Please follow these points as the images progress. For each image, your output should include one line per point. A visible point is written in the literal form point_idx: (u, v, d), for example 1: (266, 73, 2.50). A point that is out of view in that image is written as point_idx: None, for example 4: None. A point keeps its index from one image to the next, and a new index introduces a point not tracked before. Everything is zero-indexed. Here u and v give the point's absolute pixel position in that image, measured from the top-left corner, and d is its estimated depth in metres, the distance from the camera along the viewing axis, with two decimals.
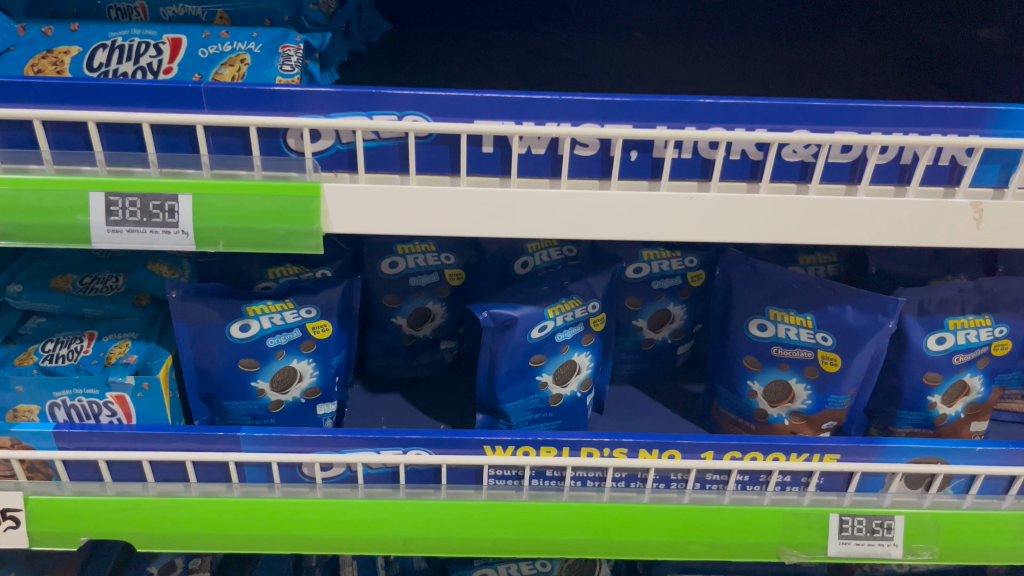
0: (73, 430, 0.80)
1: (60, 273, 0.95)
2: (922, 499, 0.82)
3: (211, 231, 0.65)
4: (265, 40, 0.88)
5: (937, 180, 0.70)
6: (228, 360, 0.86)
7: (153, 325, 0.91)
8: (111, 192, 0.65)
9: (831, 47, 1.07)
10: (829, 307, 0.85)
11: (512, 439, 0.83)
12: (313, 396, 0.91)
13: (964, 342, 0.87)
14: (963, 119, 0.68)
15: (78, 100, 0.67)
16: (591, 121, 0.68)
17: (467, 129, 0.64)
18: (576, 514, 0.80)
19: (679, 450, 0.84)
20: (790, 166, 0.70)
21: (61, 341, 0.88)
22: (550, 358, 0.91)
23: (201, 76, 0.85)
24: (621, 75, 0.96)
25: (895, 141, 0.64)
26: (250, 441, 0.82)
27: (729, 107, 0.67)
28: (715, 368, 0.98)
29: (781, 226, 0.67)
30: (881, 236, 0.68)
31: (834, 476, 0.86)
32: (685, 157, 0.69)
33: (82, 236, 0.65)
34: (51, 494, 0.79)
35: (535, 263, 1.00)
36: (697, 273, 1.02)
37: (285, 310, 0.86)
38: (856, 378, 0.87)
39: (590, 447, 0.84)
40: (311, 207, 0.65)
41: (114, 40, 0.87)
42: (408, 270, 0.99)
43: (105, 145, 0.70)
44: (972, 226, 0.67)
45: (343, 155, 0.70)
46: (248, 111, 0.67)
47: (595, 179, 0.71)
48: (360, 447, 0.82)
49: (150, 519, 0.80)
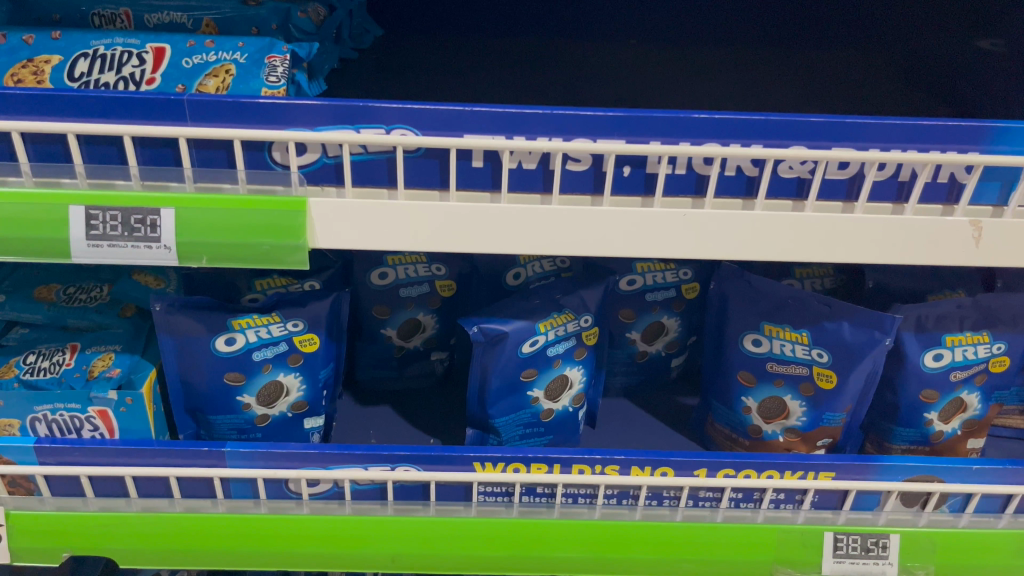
0: (54, 444, 0.78)
1: (44, 282, 0.94)
2: (917, 517, 0.80)
3: (194, 246, 0.63)
4: (251, 49, 0.86)
5: (936, 198, 0.68)
6: (213, 374, 0.84)
7: (138, 337, 0.90)
8: (92, 206, 0.63)
9: (831, 58, 1.05)
10: (825, 323, 0.84)
11: (502, 456, 0.81)
12: (300, 410, 0.90)
13: (961, 359, 0.86)
14: (963, 136, 0.66)
15: (57, 112, 0.65)
16: (584, 136, 0.67)
17: (457, 144, 0.62)
18: (566, 531, 0.79)
19: (672, 467, 0.82)
20: (786, 182, 0.68)
21: (44, 353, 0.87)
22: (541, 372, 0.89)
23: (185, 86, 0.83)
24: (615, 86, 0.94)
25: (893, 159, 0.62)
26: (236, 456, 0.80)
27: (724, 122, 0.66)
28: (709, 382, 0.96)
29: (776, 243, 0.66)
30: (876, 254, 0.67)
31: (829, 494, 0.84)
32: (679, 173, 0.68)
33: (62, 250, 0.64)
34: (33, 509, 0.78)
35: (528, 274, 0.98)
36: (692, 286, 1.01)
37: (272, 324, 0.85)
38: (852, 394, 0.86)
39: (582, 464, 0.82)
40: (296, 222, 0.64)
41: (96, 48, 0.85)
42: (398, 281, 0.98)
43: (86, 157, 0.68)
44: (972, 243, 0.66)
45: (330, 168, 0.68)
46: (232, 123, 0.66)
47: (587, 196, 0.69)
48: (348, 464, 0.80)
49: (134, 534, 0.78)
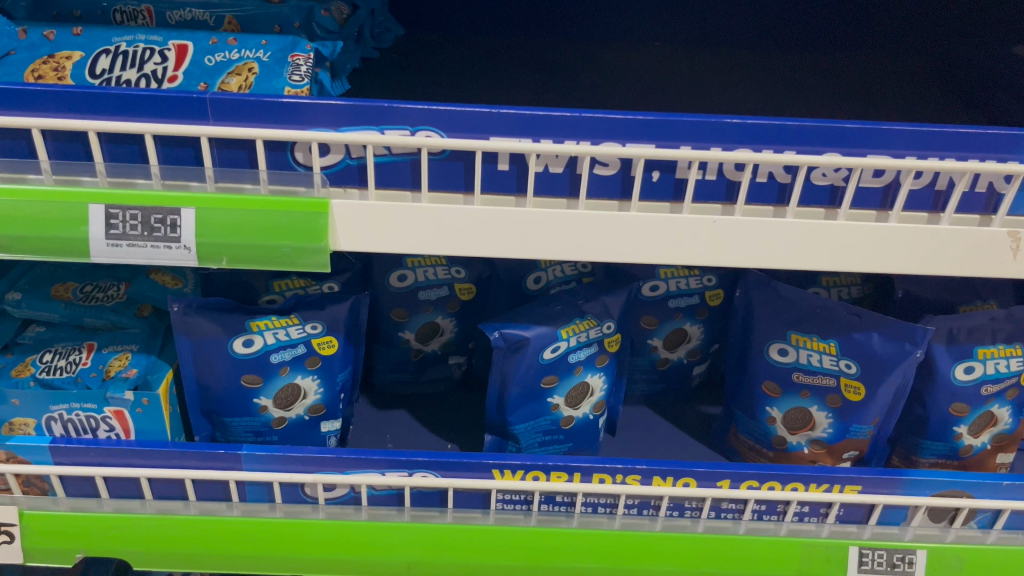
0: (69, 444, 0.77)
1: (60, 280, 0.93)
2: (945, 533, 0.78)
3: (214, 247, 0.62)
4: (274, 48, 0.85)
5: (973, 208, 0.67)
6: (230, 376, 0.83)
7: (154, 337, 0.89)
8: (112, 205, 0.62)
9: (862, 63, 1.04)
10: (854, 334, 0.83)
11: (521, 464, 0.80)
12: (317, 413, 0.88)
13: (993, 372, 0.84)
14: (1002, 145, 0.64)
15: (77, 109, 0.64)
16: (612, 139, 0.65)
17: (483, 147, 0.61)
18: (587, 540, 0.78)
19: (694, 478, 0.80)
20: (819, 189, 0.67)
21: (60, 352, 0.86)
22: (562, 379, 0.88)
23: (207, 84, 0.82)
24: (641, 89, 0.93)
25: (932, 167, 0.60)
26: (251, 459, 0.78)
27: (756, 127, 0.64)
28: (732, 391, 0.95)
29: (806, 251, 0.64)
30: (910, 263, 0.65)
31: (855, 508, 0.82)
32: (709, 179, 0.66)
33: (81, 249, 0.62)
34: (47, 510, 0.77)
35: (549, 278, 0.97)
36: (716, 292, 1.00)
37: (290, 326, 0.84)
38: (880, 407, 0.84)
39: (603, 473, 0.81)
40: (318, 224, 0.63)
41: (118, 45, 0.84)
42: (417, 283, 0.97)
43: (106, 155, 0.67)
44: (1009, 255, 0.64)
45: (354, 170, 0.67)
46: (255, 123, 0.65)
47: (615, 200, 0.68)
48: (365, 469, 0.79)
49: (147, 537, 0.77)
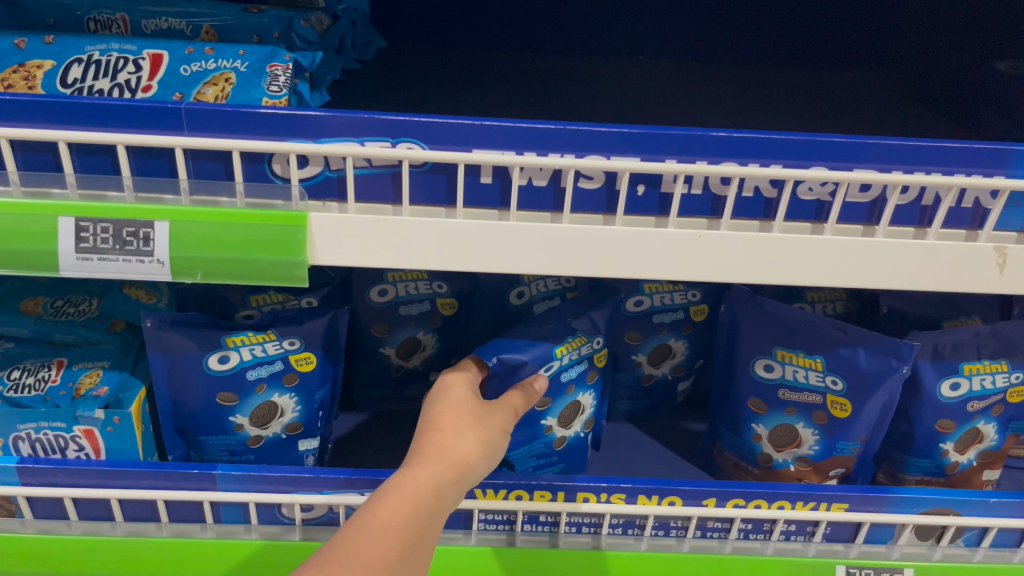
0: (36, 464, 0.74)
1: (31, 295, 0.91)
2: (932, 550, 0.78)
3: (189, 260, 0.61)
4: (252, 58, 0.84)
5: (959, 223, 0.66)
6: (205, 394, 0.81)
7: (127, 353, 0.87)
8: (83, 217, 0.60)
9: (845, 78, 1.04)
10: (839, 349, 0.82)
11: (504, 483, 0.77)
12: (295, 431, 0.86)
13: (979, 388, 0.84)
14: (987, 160, 0.64)
15: (45, 118, 0.62)
16: (597, 153, 0.64)
17: (465, 160, 0.59)
18: (571, 560, 0.78)
19: (680, 496, 0.77)
20: (806, 204, 0.66)
21: (29, 369, 0.83)
22: (555, 399, 0.86)
23: (182, 94, 0.80)
24: (624, 102, 0.92)
25: (919, 181, 0.60)
26: (226, 479, 0.75)
27: (742, 141, 0.63)
28: (718, 406, 0.94)
29: (796, 266, 0.64)
30: (898, 278, 0.64)
31: (842, 525, 0.78)
32: (694, 193, 0.65)
33: (50, 263, 0.61)
34: (13, 533, 0.74)
35: (532, 293, 0.95)
36: (699, 308, 0.99)
37: (267, 342, 0.82)
38: (866, 424, 0.83)
39: (587, 491, 0.77)
40: (296, 238, 0.61)
41: (90, 54, 0.83)
42: (398, 298, 0.95)
43: (77, 167, 0.65)
44: (996, 270, 0.64)
45: (333, 182, 0.65)
46: (232, 134, 0.63)
47: (599, 215, 0.67)
48: (345, 489, 0.76)
49: (116, 557, 0.76)
